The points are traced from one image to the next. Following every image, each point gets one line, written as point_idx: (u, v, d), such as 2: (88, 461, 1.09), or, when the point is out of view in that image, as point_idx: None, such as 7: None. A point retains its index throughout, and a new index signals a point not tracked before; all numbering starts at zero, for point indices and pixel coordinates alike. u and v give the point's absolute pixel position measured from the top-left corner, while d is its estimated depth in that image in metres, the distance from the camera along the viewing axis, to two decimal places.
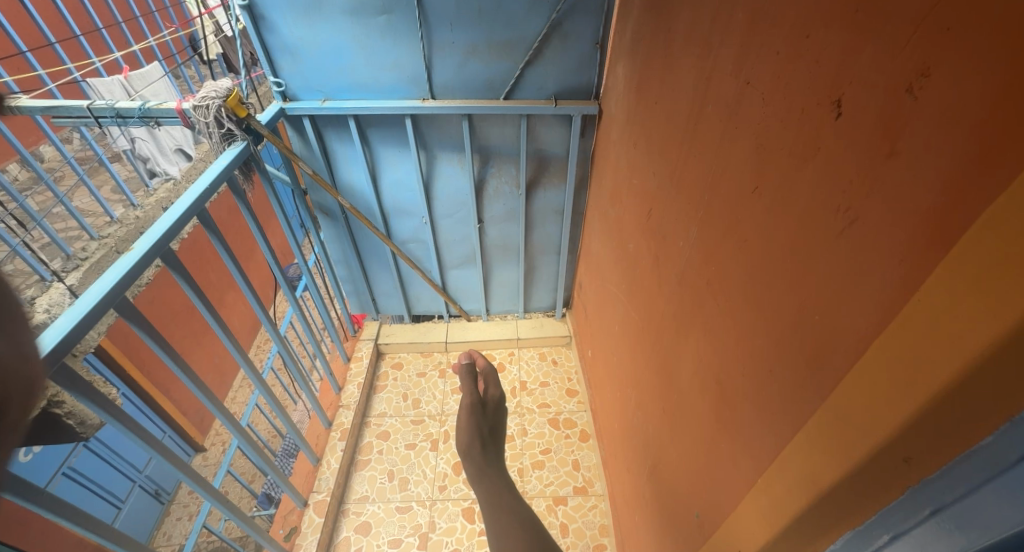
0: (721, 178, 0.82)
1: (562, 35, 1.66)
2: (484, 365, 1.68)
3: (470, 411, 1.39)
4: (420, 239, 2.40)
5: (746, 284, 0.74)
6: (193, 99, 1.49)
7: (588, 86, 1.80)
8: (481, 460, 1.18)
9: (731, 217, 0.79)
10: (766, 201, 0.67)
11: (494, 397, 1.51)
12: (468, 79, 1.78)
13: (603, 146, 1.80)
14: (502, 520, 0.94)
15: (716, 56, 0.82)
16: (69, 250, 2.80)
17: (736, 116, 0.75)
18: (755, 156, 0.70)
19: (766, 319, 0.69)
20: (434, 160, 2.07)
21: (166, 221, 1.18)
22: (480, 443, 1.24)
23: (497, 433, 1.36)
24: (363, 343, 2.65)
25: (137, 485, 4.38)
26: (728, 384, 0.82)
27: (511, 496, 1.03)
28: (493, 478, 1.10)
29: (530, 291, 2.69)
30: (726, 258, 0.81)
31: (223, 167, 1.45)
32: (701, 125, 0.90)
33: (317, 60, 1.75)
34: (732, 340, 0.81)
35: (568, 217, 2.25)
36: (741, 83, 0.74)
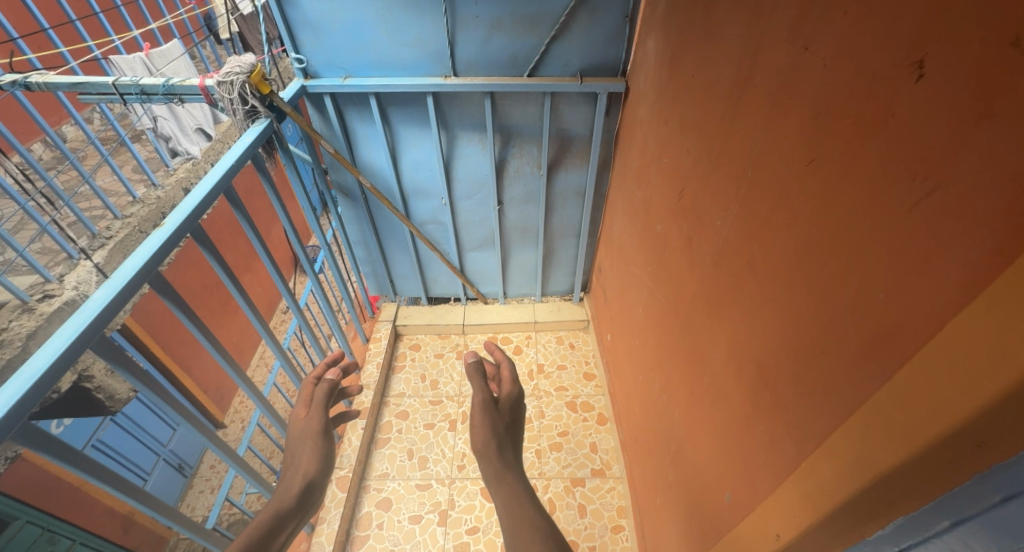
0: (771, 153, 0.78)
1: (590, 8, 1.60)
2: (501, 357, 1.60)
3: (484, 409, 1.33)
4: (439, 220, 2.39)
5: (797, 263, 0.72)
6: (218, 73, 1.47)
7: (615, 63, 1.74)
8: (500, 465, 1.16)
9: (782, 194, 0.75)
10: (823, 175, 0.64)
11: (511, 393, 1.44)
12: (491, 55, 1.74)
13: (629, 125, 1.75)
14: (522, 532, 0.94)
15: (767, 23, 0.78)
16: (95, 229, 2.86)
17: (793, 87, 0.72)
18: (815, 127, 0.66)
19: (819, 299, 0.66)
20: (455, 141, 2.04)
21: (195, 198, 1.18)
22: (497, 445, 1.21)
23: (514, 432, 1.32)
24: (381, 325, 2.66)
25: (163, 457, 4.56)
26: (769, 366, 0.80)
27: (533, 507, 1.02)
28: (512, 488, 1.08)
29: (548, 274, 2.68)
30: (775, 236, 0.78)
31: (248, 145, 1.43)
32: (747, 97, 0.86)
33: (339, 35, 1.72)
34: (777, 322, 0.78)
35: (590, 199, 2.21)
36: (800, 50, 0.69)
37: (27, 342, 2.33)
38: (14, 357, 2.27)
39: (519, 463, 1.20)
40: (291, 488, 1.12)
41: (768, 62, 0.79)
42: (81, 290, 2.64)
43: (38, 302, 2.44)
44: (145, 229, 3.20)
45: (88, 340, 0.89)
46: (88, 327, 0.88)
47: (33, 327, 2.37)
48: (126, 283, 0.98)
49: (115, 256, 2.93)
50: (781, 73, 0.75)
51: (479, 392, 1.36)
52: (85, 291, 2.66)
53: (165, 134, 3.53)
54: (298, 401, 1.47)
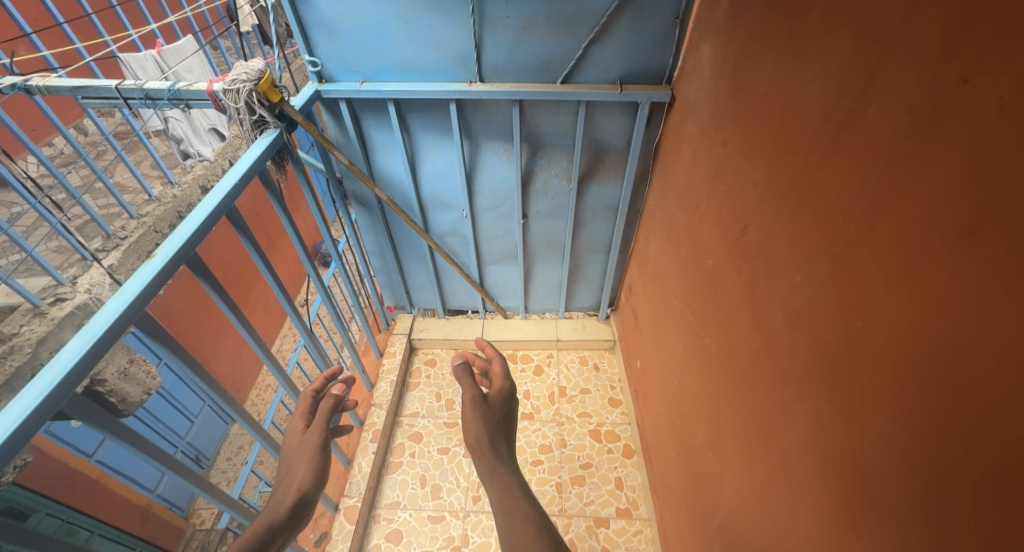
0: (906, 210, 0.60)
1: (636, 7, 1.41)
2: (490, 354, 1.54)
3: (474, 404, 1.27)
4: (458, 233, 2.25)
5: (957, 364, 0.54)
6: (223, 81, 1.34)
7: (660, 69, 1.55)
8: (493, 457, 1.11)
9: (926, 268, 0.57)
10: (1006, 265, 0.48)
11: (500, 388, 1.40)
12: (523, 60, 1.58)
13: (674, 140, 1.57)
14: (515, 530, 0.85)
15: (901, 47, 0.61)
16: (109, 229, 2.83)
17: (955, 131, 0.54)
18: (1002, 192, 0.48)
19: (1004, 428, 0.48)
20: (478, 151, 1.89)
21: (183, 232, 1.03)
22: (492, 438, 1.16)
23: (505, 426, 1.28)
24: (396, 338, 2.56)
25: (180, 450, 4.60)
26: (893, 483, 0.64)
27: (525, 498, 0.97)
28: (505, 482, 1.02)
29: (573, 290, 2.51)
30: (909, 320, 0.60)
31: (247, 166, 1.26)
32: (864, 134, 0.68)
33: (357, 37, 1.57)
34: (912, 432, 0.60)
35: (623, 214, 2.03)
36: (974, 82, 0.51)
37: (38, 348, 2.28)
38: (23, 363, 2.23)
39: (512, 458, 1.15)
40: (285, 500, 1.11)
41: (904, 93, 0.61)
42: (94, 292, 2.58)
43: (51, 305, 2.40)
44: (160, 228, 3.15)
45: (52, 406, 0.74)
46: (56, 387, 0.74)
47: (43, 332, 2.31)
48: (115, 319, 0.85)
49: (129, 258, 2.90)
50: (929, 110, 0.57)
51: (466, 389, 1.30)
52: (97, 293, 2.60)
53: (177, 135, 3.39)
54: (296, 414, 1.46)
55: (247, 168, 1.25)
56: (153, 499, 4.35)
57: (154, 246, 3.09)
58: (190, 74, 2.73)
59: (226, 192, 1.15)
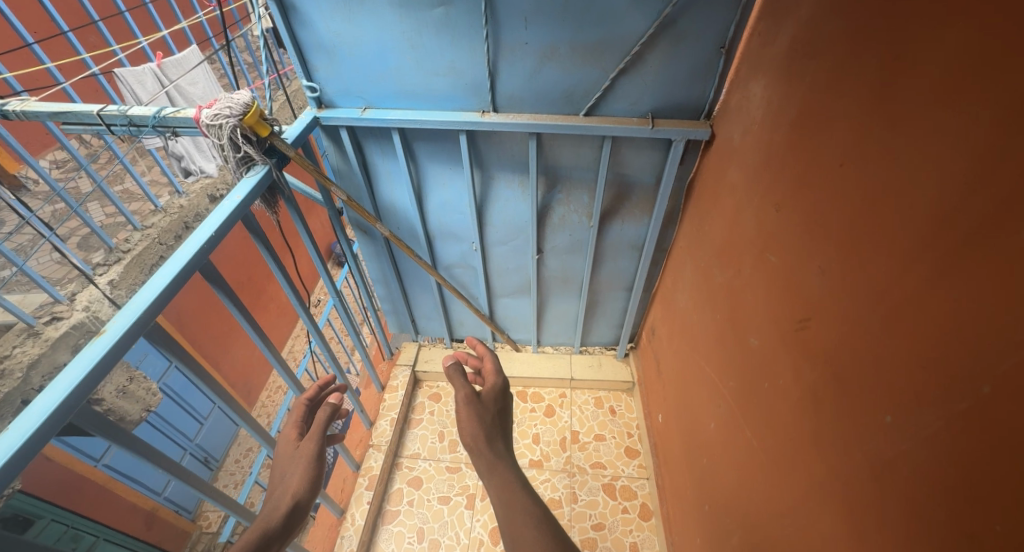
0: None
1: (674, 35, 1.22)
2: (482, 352, 1.49)
3: (468, 403, 1.26)
4: (468, 264, 2.09)
5: None
6: (205, 114, 1.21)
7: (699, 103, 1.36)
8: (492, 456, 1.11)
9: None
10: None
11: (494, 383, 1.38)
12: (542, 89, 1.40)
13: (711, 184, 1.38)
14: (518, 525, 0.89)
15: None
16: (111, 242, 2.78)
17: None
18: None
19: None
20: (490, 182, 1.73)
21: (128, 316, 0.87)
22: (490, 436, 1.16)
23: (502, 422, 1.28)
24: (399, 370, 2.45)
25: (188, 452, 4.55)
26: None
27: (525, 494, 0.99)
28: (504, 477, 1.04)
29: (589, 326, 2.34)
30: None
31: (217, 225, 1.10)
32: (1010, 260, 0.49)
33: (359, 61, 1.42)
34: None
35: (649, 254, 1.84)
36: None
37: (28, 372, 2.20)
38: (12, 388, 2.14)
39: (511, 454, 1.16)
40: (281, 505, 1.05)
41: None
42: (92, 311, 2.51)
43: (46, 325, 2.34)
44: (166, 240, 3.07)
45: None
46: None
47: (36, 355, 2.24)
48: (29, 435, 0.71)
49: (131, 272, 2.83)
50: None
51: (459, 387, 1.28)
52: (96, 311, 2.54)
53: (177, 153, 3.28)
54: (290, 421, 1.40)
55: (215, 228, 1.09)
56: (161, 502, 4.32)
57: (159, 259, 3.00)
58: (194, 87, 2.58)
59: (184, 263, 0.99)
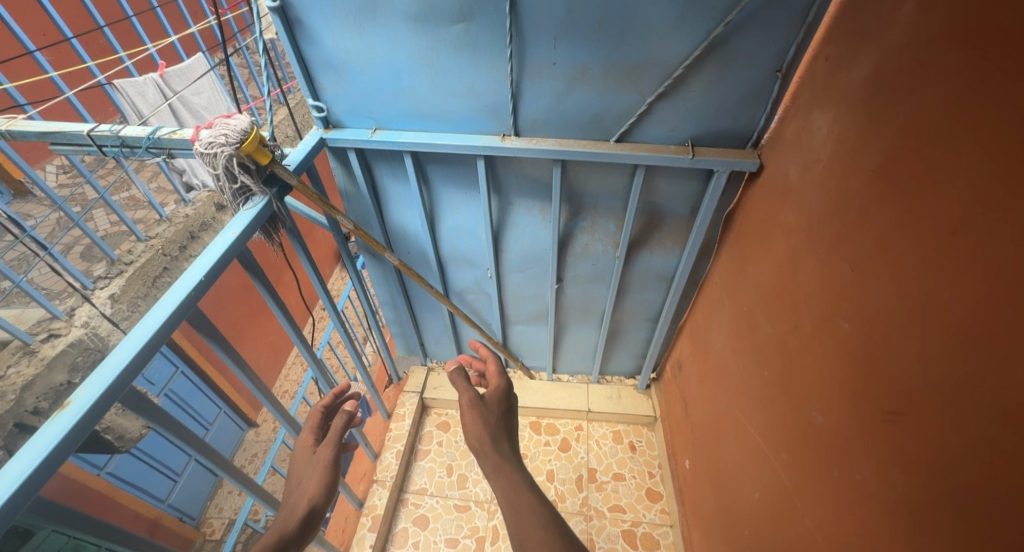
0: None
1: (723, 58, 1.08)
2: (486, 355, 1.50)
3: (472, 406, 1.30)
4: (481, 291, 1.97)
5: None
6: (200, 140, 1.09)
7: (746, 131, 1.21)
8: (497, 457, 1.15)
9: None
10: None
11: (498, 385, 1.40)
12: (570, 113, 1.27)
13: (757, 222, 1.23)
14: (524, 522, 0.94)
15: None
16: (112, 254, 2.69)
17: None
18: None
19: None
20: (508, 208, 1.61)
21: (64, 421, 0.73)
22: (495, 439, 1.20)
23: (507, 420, 1.32)
24: (406, 397, 2.32)
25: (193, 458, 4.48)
26: None
27: (530, 493, 1.03)
28: (511, 479, 1.07)
29: (609, 355, 2.19)
30: None
31: (188, 289, 0.95)
32: None
33: (370, 81, 1.30)
34: None
35: (679, 287, 1.70)
36: None
37: (22, 394, 2.13)
38: (5, 411, 2.07)
39: (516, 453, 1.20)
40: (297, 510, 1.05)
41: None
42: (91, 326, 2.44)
43: (42, 343, 2.28)
44: (170, 251, 2.98)
45: None
46: None
47: (31, 376, 2.17)
48: None
49: (134, 284, 2.70)
50: None
51: (464, 390, 1.33)
52: (96, 327, 2.47)
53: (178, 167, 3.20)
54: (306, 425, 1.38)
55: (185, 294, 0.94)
56: (164, 510, 4.21)
57: (163, 270, 2.91)
58: (198, 97, 2.47)
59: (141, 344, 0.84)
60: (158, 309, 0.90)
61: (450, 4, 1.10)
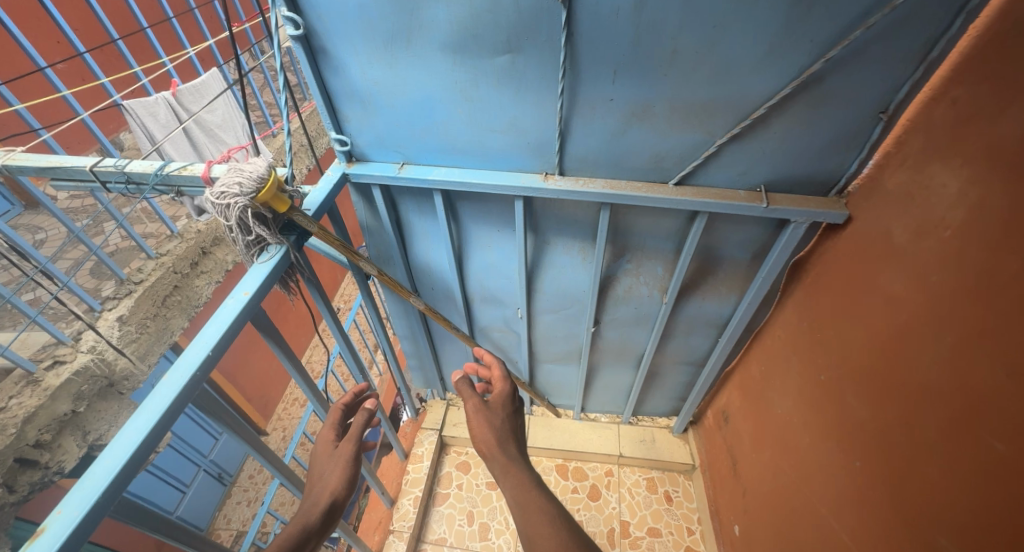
0: None
1: (815, 98, 0.93)
2: (489, 359, 1.33)
3: (477, 411, 1.20)
4: (509, 329, 1.83)
5: None
6: (210, 189, 0.96)
7: (830, 178, 1.06)
8: (505, 459, 1.10)
9: None
10: None
11: (501, 392, 1.26)
12: (625, 153, 1.13)
13: (838, 281, 1.08)
14: (532, 519, 0.93)
15: None
16: (121, 274, 2.59)
17: None
18: None
19: None
20: (545, 247, 1.46)
21: None
22: (503, 441, 1.14)
23: (516, 421, 1.24)
24: (425, 435, 2.18)
25: (203, 469, 4.34)
26: None
27: (539, 493, 1.01)
28: (519, 479, 1.04)
29: (644, 397, 2.03)
30: None
31: (189, 375, 0.81)
32: None
33: (399, 114, 1.17)
34: None
35: (731, 336, 1.53)
36: None
37: (23, 427, 2.01)
38: (6, 446, 1.96)
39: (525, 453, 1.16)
40: (319, 503, 1.04)
41: None
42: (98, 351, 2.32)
43: (47, 371, 2.19)
44: (181, 268, 2.87)
45: None
46: None
47: (33, 408, 2.05)
48: None
49: (142, 305, 2.61)
50: None
51: (469, 395, 1.22)
52: (103, 352, 2.36)
53: None
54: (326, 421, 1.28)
55: (185, 382, 0.80)
56: (173, 523, 4.10)
57: (173, 288, 2.81)
58: (211, 115, 2.33)
59: (128, 456, 0.71)
60: (152, 403, 0.77)
61: (497, 32, 0.96)
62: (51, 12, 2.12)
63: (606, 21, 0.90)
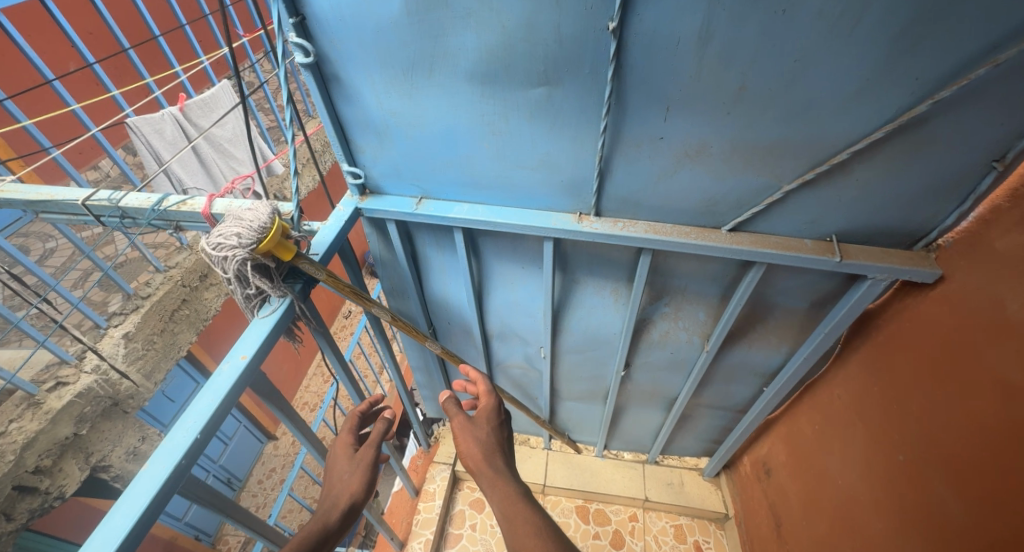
0: None
1: (910, 142, 0.79)
2: (473, 376, 1.16)
3: (461, 426, 1.04)
4: (530, 366, 1.70)
5: None
6: (207, 236, 0.85)
7: (916, 230, 0.91)
8: (493, 471, 0.96)
9: None
10: None
11: (485, 406, 1.10)
12: (674, 196, 0.99)
13: (923, 349, 0.93)
14: (519, 532, 0.80)
15: None
16: (129, 289, 2.48)
17: None
18: None
19: None
20: (574, 286, 1.33)
21: None
22: (489, 453, 0.99)
23: (504, 434, 1.08)
24: (437, 470, 2.07)
25: (211, 474, 4.12)
26: None
27: (528, 505, 0.87)
28: (506, 491, 0.90)
29: (674, 438, 1.89)
30: None
31: (172, 467, 0.71)
32: None
33: (419, 147, 1.05)
34: None
35: (779, 387, 1.39)
36: None
37: (22, 454, 1.93)
38: (5, 474, 1.88)
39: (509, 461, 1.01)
40: (339, 502, 0.94)
41: None
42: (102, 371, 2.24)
43: (49, 392, 2.11)
44: (190, 282, 2.78)
45: None
46: None
47: (34, 432, 1.97)
48: None
49: (150, 321, 2.51)
50: None
51: (454, 413, 1.05)
52: (108, 371, 2.29)
53: None
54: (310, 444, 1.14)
55: (167, 475, 0.70)
56: (180, 528, 3.98)
57: (181, 302, 2.71)
58: (221, 129, 2.25)
59: None
60: (129, 502, 0.68)
61: (533, 63, 0.83)
62: (59, 21, 2.02)
63: (665, 53, 0.76)
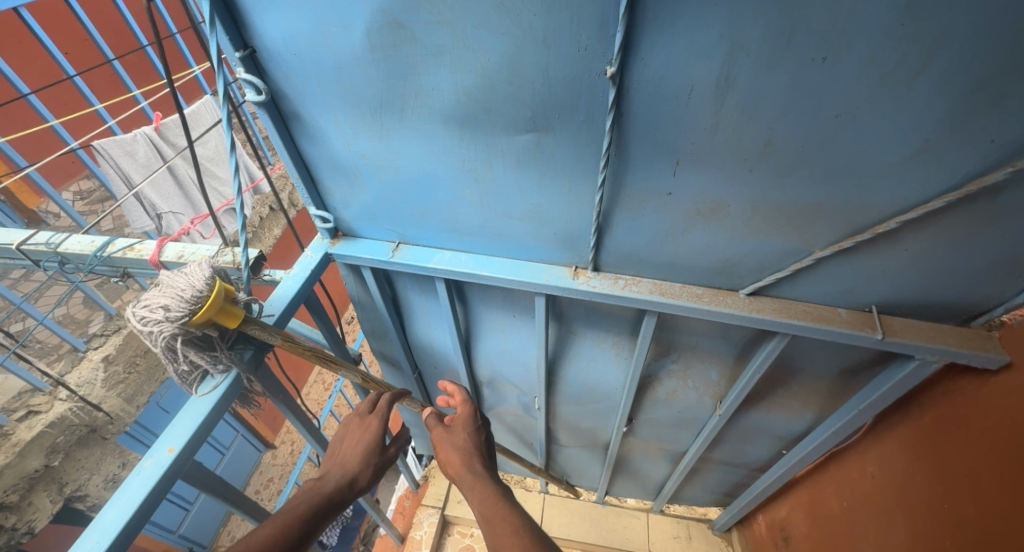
0: None
1: (977, 211, 0.65)
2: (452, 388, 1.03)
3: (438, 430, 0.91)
4: (524, 413, 1.56)
5: None
6: (132, 306, 0.71)
7: (974, 305, 0.76)
8: (472, 473, 0.81)
9: None
10: None
11: (462, 412, 0.95)
12: (685, 255, 0.85)
13: (981, 443, 0.78)
14: (498, 533, 0.66)
15: None
16: (111, 310, 2.44)
17: None
18: None
19: None
20: (571, 337, 1.19)
21: None
22: (469, 459, 0.85)
23: (490, 441, 0.94)
24: (424, 514, 1.93)
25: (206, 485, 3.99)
26: None
27: (510, 505, 0.73)
28: (487, 491, 0.76)
29: (683, 489, 1.74)
30: None
31: None
32: None
33: (392, 191, 0.92)
34: None
35: (799, 454, 1.24)
36: None
37: None
38: None
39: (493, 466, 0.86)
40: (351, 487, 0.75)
41: None
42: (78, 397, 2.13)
43: (20, 422, 2.00)
44: None
45: None
46: None
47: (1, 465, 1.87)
48: None
49: (132, 342, 2.41)
50: None
51: (433, 426, 0.93)
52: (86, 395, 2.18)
53: None
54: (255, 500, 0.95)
55: None
56: (174, 542, 3.72)
57: None
58: (202, 147, 2.14)
59: None
60: None
61: (518, 108, 0.70)
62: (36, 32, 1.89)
63: (676, 103, 0.63)
